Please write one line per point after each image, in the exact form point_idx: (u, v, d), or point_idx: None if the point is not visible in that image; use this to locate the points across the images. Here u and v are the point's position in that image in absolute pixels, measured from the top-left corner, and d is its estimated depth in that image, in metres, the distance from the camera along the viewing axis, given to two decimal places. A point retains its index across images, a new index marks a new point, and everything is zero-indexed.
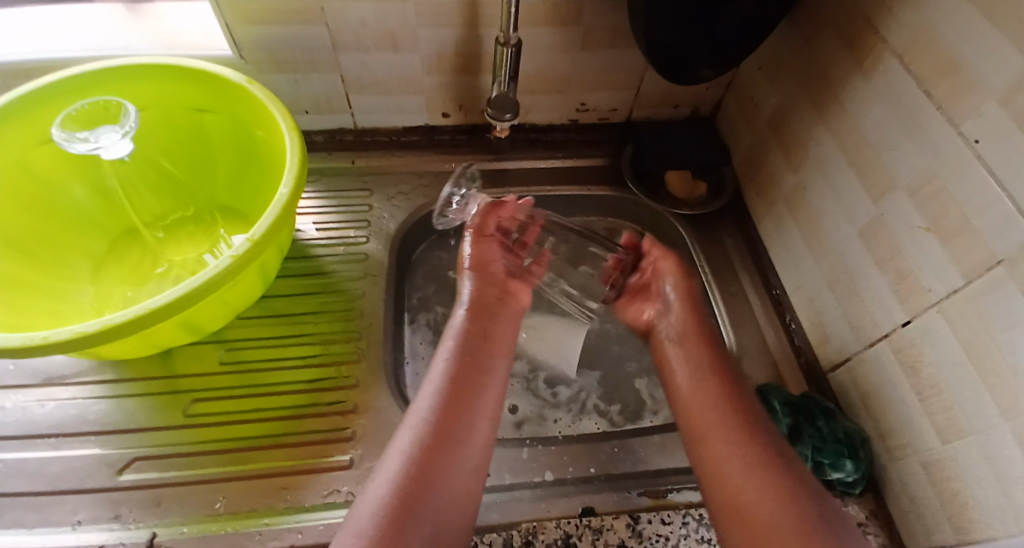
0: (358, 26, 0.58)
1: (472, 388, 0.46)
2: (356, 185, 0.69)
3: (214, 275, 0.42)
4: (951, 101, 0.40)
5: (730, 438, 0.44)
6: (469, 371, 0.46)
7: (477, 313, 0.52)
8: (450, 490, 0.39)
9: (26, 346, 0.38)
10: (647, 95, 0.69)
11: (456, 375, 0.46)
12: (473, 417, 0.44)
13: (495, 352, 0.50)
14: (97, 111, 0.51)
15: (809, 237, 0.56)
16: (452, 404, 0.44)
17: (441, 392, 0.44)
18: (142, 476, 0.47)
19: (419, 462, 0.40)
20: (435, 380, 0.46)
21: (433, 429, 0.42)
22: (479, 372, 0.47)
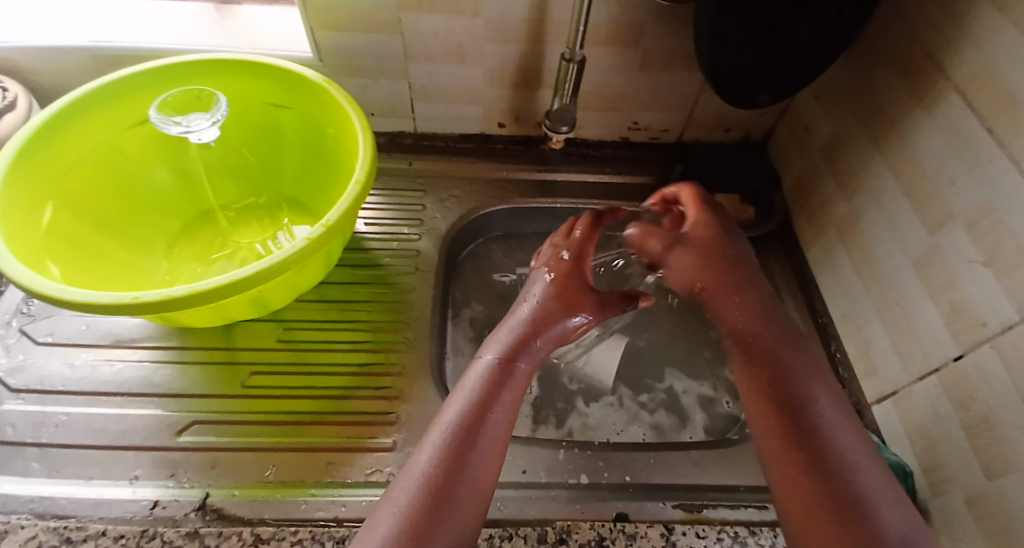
0: (430, 37, 0.61)
1: (496, 420, 0.42)
2: (411, 186, 0.73)
3: (290, 255, 0.45)
4: (1012, 138, 0.40)
5: (805, 426, 0.39)
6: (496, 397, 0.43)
7: (519, 342, 0.47)
8: (459, 528, 0.36)
9: (118, 304, 0.41)
10: (700, 118, 0.70)
11: (482, 403, 0.42)
12: (492, 448, 0.41)
13: (521, 382, 0.46)
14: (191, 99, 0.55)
15: (860, 267, 0.56)
16: (470, 432, 0.40)
17: (460, 420, 0.41)
18: (200, 439, 0.50)
19: (431, 492, 0.37)
20: (457, 406, 0.42)
21: (450, 454, 0.39)
22: (507, 411, 0.43)
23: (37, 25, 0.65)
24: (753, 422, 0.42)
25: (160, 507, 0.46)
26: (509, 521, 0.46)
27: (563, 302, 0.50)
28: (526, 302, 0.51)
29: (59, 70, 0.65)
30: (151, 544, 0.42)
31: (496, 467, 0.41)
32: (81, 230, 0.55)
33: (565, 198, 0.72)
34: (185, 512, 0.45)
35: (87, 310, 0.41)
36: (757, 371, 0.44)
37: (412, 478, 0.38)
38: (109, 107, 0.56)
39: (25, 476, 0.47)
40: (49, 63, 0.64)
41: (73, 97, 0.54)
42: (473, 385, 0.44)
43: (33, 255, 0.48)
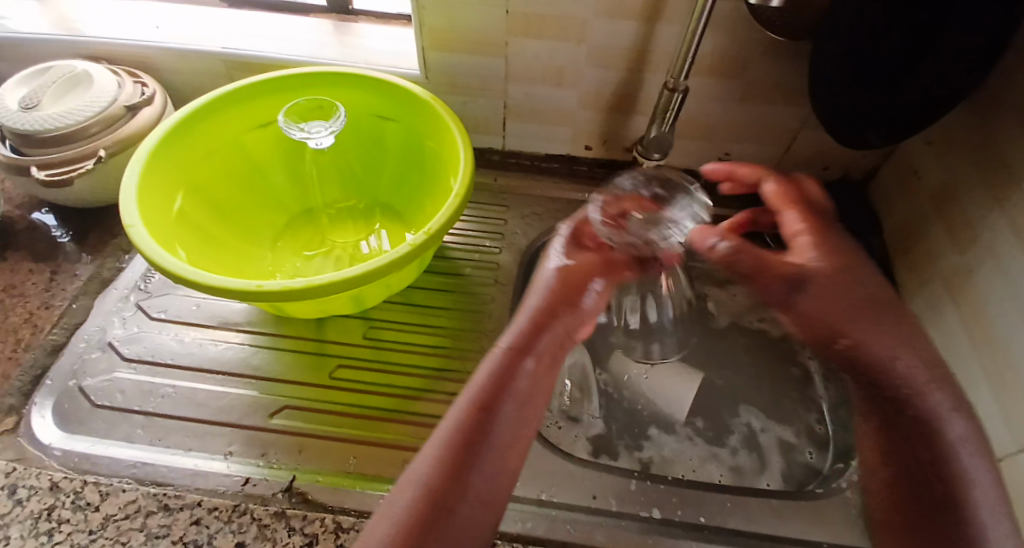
0: (532, 59, 0.63)
1: (501, 420, 0.34)
2: (494, 201, 0.75)
3: (393, 259, 0.47)
4: None
5: (941, 518, 0.31)
6: (514, 381, 0.35)
7: (535, 325, 0.37)
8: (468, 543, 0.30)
9: (242, 291, 0.45)
10: (796, 154, 0.69)
11: (489, 401, 0.34)
12: (506, 439, 0.34)
13: (534, 382, 0.36)
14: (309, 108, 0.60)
15: (969, 324, 0.53)
16: (478, 432, 0.33)
17: (462, 422, 0.33)
18: (289, 423, 0.53)
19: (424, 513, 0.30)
20: (455, 409, 0.34)
21: (455, 455, 0.32)
22: (516, 413, 0.35)
23: (179, 31, 0.72)
24: (876, 502, 0.37)
25: (251, 484, 0.48)
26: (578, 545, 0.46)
27: (591, 264, 0.40)
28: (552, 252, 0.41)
29: (193, 71, 0.72)
30: (242, 519, 0.45)
31: (515, 463, 0.34)
32: (203, 218, 0.60)
33: None
34: (272, 492, 0.48)
35: (213, 292, 0.44)
36: (871, 446, 0.37)
37: (397, 509, 0.31)
38: (236, 108, 0.62)
39: (131, 440, 0.51)
40: (186, 64, 0.71)
41: (210, 98, 0.59)
42: (480, 380, 0.35)
43: (165, 238, 0.53)
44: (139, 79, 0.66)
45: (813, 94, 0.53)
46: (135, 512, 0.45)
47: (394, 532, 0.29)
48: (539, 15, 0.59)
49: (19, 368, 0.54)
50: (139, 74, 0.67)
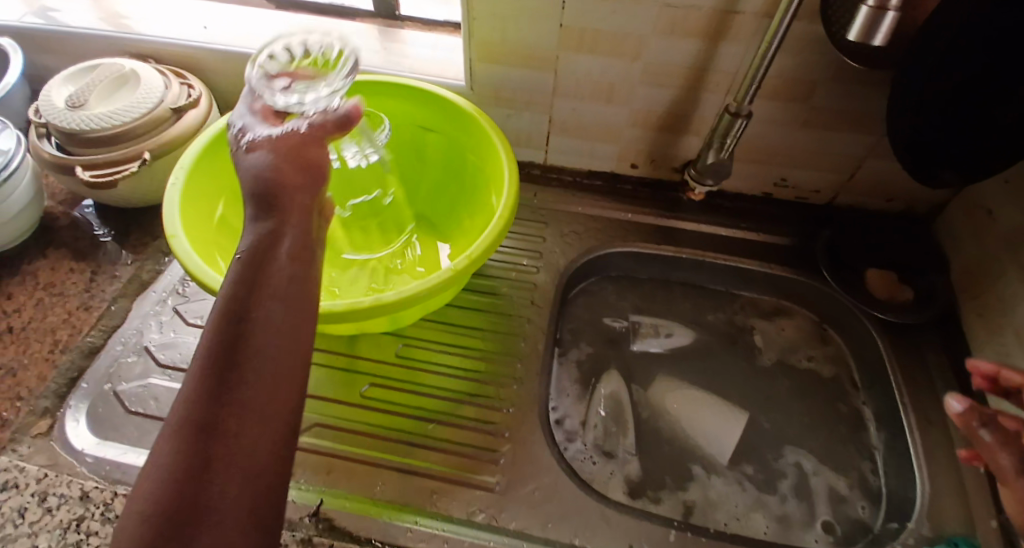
0: (583, 75, 0.61)
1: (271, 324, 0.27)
2: (534, 217, 0.73)
3: (432, 283, 0.46)
4: None
5: None
6: (238, 292, 0.28)
7: (260, 242, 0.31)
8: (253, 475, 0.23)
9: None
10: (858, 183, 0.65)
11: (236, 305, 0.28)
12: (287, 340, 0.27)
13: (291, 283, 0.30)
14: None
15: None
16: (253, 344, 0.26)
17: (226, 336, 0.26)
18: (317, 442, 0.52)
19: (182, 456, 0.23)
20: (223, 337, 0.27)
21: (213, 398, 0.24)
22: (287, 313, 0.28)
23: (225, 32, 0.71)
24: None
25: None
26: None
27: (288, 220, 0.33)
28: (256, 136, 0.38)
29: (237, 73, 0.71)
30: None
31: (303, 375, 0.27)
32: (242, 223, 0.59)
33: (691, 249, 0.69)
34: (299, 515, 0.47)
35: None
36: None
37: (154, 469, 0.23)
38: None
39: None
40: (231, 66, 0.70)
41: None
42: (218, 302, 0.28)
43: (206, 248, 0.52)
44: (185, 79, 0.66)
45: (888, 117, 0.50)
46: None
47: (157, 485, 0.22)
48: (594, 30, 0.56)
49: (55, 370, 0.54)
50: (185, 75, 0.67)
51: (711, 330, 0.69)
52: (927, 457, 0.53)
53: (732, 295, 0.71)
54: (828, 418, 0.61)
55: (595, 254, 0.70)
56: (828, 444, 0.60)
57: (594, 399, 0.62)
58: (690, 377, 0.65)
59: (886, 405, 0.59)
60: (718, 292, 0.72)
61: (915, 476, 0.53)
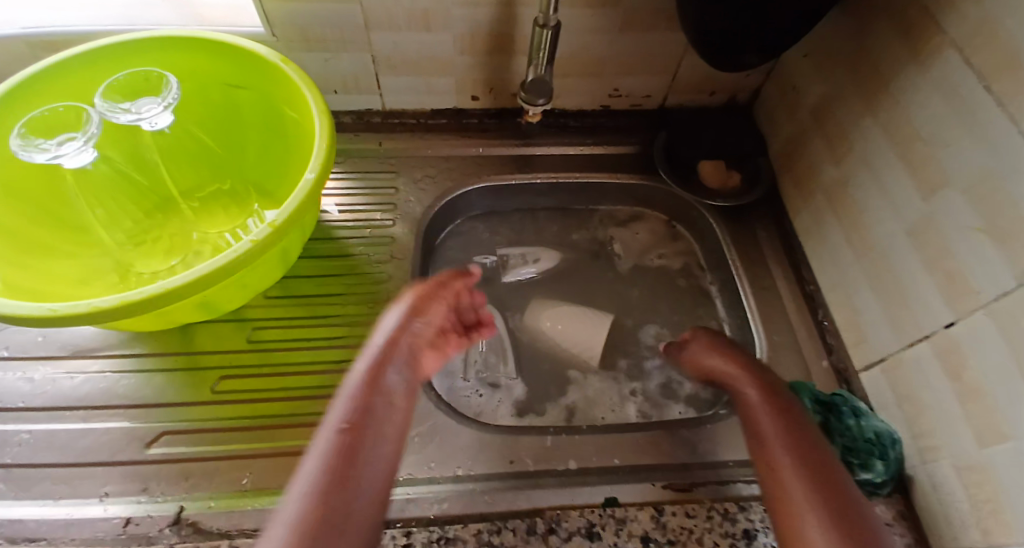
0: (393, 4, 0.57)
1: (393, 386, 0.42)
2: (383, 168, 0.68)
3: (236, 256, 0.42)
4: (1013, 97, 0.38)
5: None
6: (367, 409, 0.39)
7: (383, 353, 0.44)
8: (382, 480, 0.38)
9: (47, 317, 0.38)
10: (683, 80, 0.67)
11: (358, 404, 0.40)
12: (347, 476, 0.36)
13: (388, 394, 0.41)
14: (62, 115, 0.49)
15: (850, 235, 0.55)
16: (375, 410, 0.40)
17: (360, 392, 0.40)
18: (170, 450, 0.48)
19: (334, 460, 0.36)
20: (344, 405, 0.40)
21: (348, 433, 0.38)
22: (405, 388, 0.43)
23: None
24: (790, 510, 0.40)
25: (132, 525, 0.44)
26: (497, 514, 0.45)
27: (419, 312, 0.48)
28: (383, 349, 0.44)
29: None
30: None
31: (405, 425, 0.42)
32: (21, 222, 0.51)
33: (546, 174, 0.69)
34: (159, 528, 0.44)
35: (16, 324, 0.38)
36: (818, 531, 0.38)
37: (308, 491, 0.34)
38: (47, 92, 0.52)
39: None
40: None
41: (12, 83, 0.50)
42: (353, 389, 0.41)
43: None
44: None
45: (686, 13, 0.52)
46: None
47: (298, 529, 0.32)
48: None
49: None
50: None
51: (574, 247, 0.70)
52: (765, 321, 0.59)
53: (590, 211, 0.73)
54: (689, 305, 0.66)
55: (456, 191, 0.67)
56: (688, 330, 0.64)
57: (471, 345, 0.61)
58: (560, 296, 0.66)
59: (729, 285, 0.64)
60: (577, 211, 0.73)
61: (756, 340, 0.59)
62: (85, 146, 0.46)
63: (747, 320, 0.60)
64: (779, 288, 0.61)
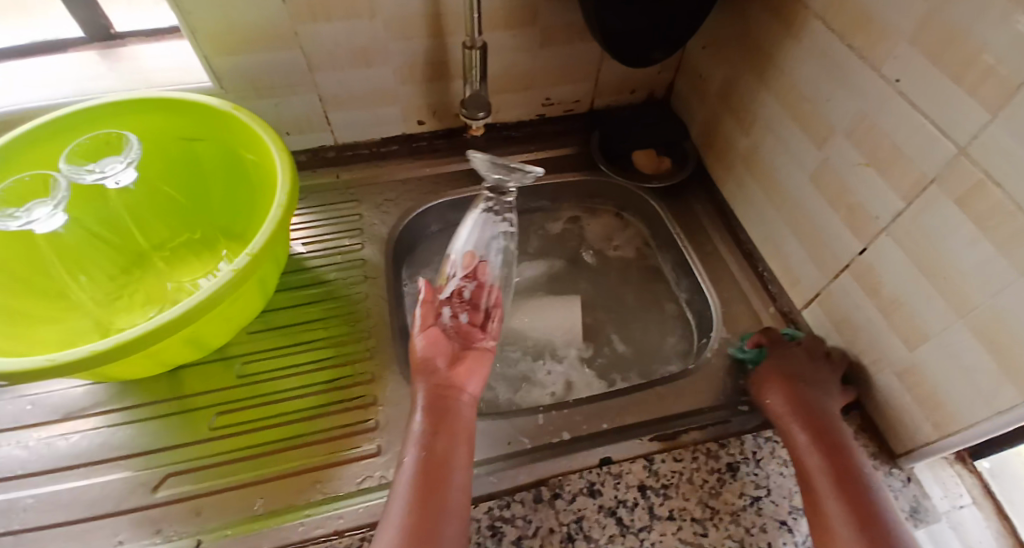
0: (333, 46, 0.61)
1: (435, 446, 0.45)
2: (343, 198, 0.71)
3: (216, 288, 0.45)
4: (869, 50, 0.47)
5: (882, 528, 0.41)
6: (433, 462, 0.44)
7: (435, 401, 0.48)
8: (454, 532, 0.41)
9: (44, 368, 0.40)
10: (606, 83, 0.76)
11: (426, 458, 0.44)
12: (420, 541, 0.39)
13: (450, 438, 0.45)
14: (34, 186, 0.52)
15: (768, 193, 0.63)
16: (429, 480, 0.42)
17: (416, 473, 0.43)
18: (176, 490, 0.49)
19: (412, 539, 0.39)
20: (404, 481, 0.43)
21: (420, 480, 0.42)
22: (452, 441, 0.45)
23: None
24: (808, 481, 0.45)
25: None
26: (504, 490, 0.48)
27: (436, 353, 0.50)
28: (416, 416, 0.47)
29: None
30: None
31: (461, 469, 0.44)
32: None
33: None
34: None
35: (11, 378, 0.40)
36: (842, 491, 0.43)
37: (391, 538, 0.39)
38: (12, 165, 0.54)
39: None
40: None
41: None
42: (414, 448, 0.45)
43: None
44: None
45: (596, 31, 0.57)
46: None
47: None
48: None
49: None
50: None
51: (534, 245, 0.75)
52: (714, 282, 0.65)
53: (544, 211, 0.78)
54: (646, 282, 0.71)
55: (517, 164, 0.64)
56: (651, 302, 0.70)
57: (472, 213, 0.64)
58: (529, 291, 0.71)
59: (677, 256, 0.70)
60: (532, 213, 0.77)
61: (709, 299, 0.64)
62: (55, 210, 0.48)
63: (698, 285, 0.66)
64: (721, 252, 0.68)
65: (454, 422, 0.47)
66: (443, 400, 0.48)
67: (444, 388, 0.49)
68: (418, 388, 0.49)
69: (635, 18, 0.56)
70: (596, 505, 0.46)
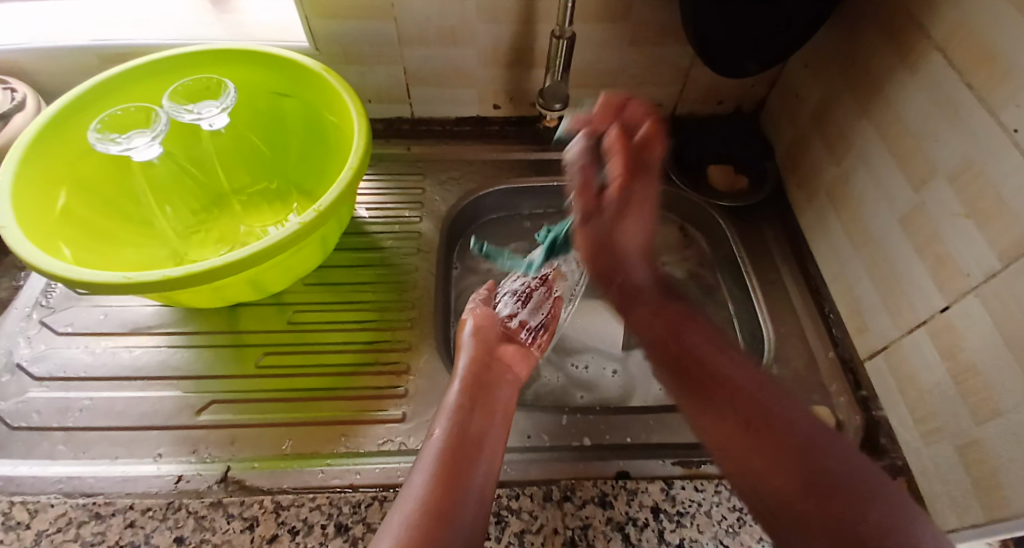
0: (424, 21, 0.62)
1: (469, 421, 0.45)
2: (411, 170, 0.73)
3: (282, 237, 0.47)
4: (990, 92, 0.42)
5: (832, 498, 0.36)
6: (465, 436, 0.43)
7: (473, 379, 0.48)
8: (477, 510, 0.39)
9: (122, 284, 0.44)
10: (692, 90, 0.73)
11: (458, 430, 0.44)
12: (440, 505, 0.38)
13: (481, 417, 0.45)
14: (135, 117, 0.56)
15: (850, 230, 0.59)
16: (459, 451, 0.42)
17: (447, 443, 0.42)
18: (218, 417, 0.53)
19: (437, 506, 0.38)
20: (433, 447, 0.42)
21: (449, 449, 0.42)
22: (485, 422, 0.45)
23: (29, 26, 0.66)
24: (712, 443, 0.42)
25: (183, 481, 0.48)
26: (515, 481, 0.48)
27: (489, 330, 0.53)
28: (452, 389, 0.48)
29: (61, 72, 0.66)
30: (177, 515, 0.45)
31: (491, 450, 0.44)
32: (92, 211, 0.57)
33: (563, 176, 0.73)
34: (207, 485, 0.48)
35: (92, 288, 0.43)
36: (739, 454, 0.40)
37: (414, 496, 0.38)
38: (122, 96, 0.59)
39: (53, 457, 0.50)
40: (48, 66, 0.65)
41: (90, 86, 0.56)
42: (446, 418, 0.45)
43: (46, 236, 0.51)
44: (6, 84, 0.61)
45: (696, 29, 0.55)
46: (66, 525, 0.44)
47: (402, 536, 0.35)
48: None
49: None
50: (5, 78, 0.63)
51: None
52: (772, 314, 0.62)
53: None
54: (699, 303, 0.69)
55: None
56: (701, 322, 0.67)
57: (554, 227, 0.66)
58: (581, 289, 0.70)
59: (738, 281, 0.67)
60: None
61: (763, 331, 0.62)
62: (151, 141, 0.52)
63: (755, 315, 0.64)
64: (786, 284, 0.64)
65: (490, 404, 0.47)
66: (481, 384, 0.48)
67: (483, 363, 0.50)
68: (460, 362, 0.50)
69: (729, 30, 0.54)
70: (605, 516, 0.46)
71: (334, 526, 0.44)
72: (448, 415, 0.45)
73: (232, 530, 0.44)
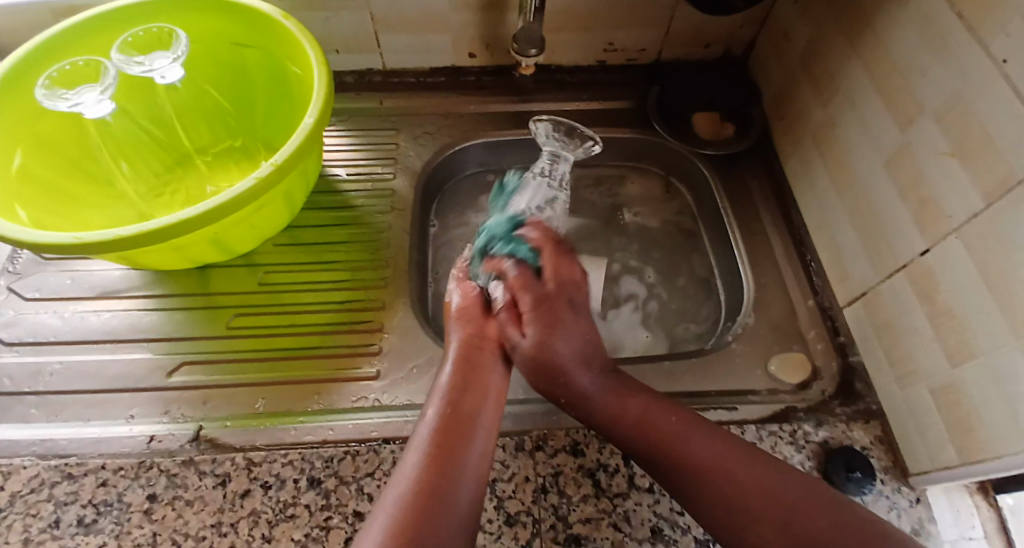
0: None
1: (462, 400, 0.43)
2: (383, 125, 0.71)
3: (240, 193, 0.45)
4: (980, 22, 0.40)
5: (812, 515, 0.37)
6: (456, 417, 0.42)
7: (466, 356, 0.47)
8: (471, 493, 0.38)
9: (75, 245, 0.42)
10: (676, 33, 0.70)
11: (450, 410, 0.42)
12: (432, 489, 0.37)
13: (475, 396, 0.44)
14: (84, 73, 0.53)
15: (834, 174, 0.57)
16: (453, 432, 0.41)
17: (440, 424, 0.41)
18: (190, 378, 0.52)
19: (427, 489, 0.37)
20: (426, 429, 0.41)
21: (441, 431, 0.41)
22: (478, 400, 0.44)
23: None
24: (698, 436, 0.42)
25: (156, 440, 0.47)
26: None
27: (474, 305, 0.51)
28: (445, 369, 0.46)
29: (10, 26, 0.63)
30: (149, 473, 0.45)
31: (486, 430, 0.42)
32: (52, 172, 0.56)
33: None
34: (179, 444, 0.47)
35: (45, 250, 0.42)
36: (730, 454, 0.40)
37: (406, 480, 0.37)
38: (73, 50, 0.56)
39: (25, 420, 0.49)
40: None
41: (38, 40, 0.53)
42: (439, 400, 0.43)
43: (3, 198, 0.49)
44: None
45: None
46: (39, 486, 0.44)
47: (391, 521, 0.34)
48: None
49: None
50: None
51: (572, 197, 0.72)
52: (753, 263, 0.61)
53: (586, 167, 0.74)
54: (680, 255, 0.68)
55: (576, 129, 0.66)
56: (683, 274, 0.66)
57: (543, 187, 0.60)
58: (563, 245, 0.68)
59: (721, 231, 0.66)
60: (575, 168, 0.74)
61: (744, 281, 0.60)
62: (101, 96, 0.50)
63: (736, 266, 0.62)
64: (768, 233, 0.63)
65: (482, 381, 0.45)
66: (474, 361, 0.46)
67: (474, 341, 0.48)
68: (452, 340, 0.49)
69: None
70: (577, 464, 0.46)
71: (307, 480, 0.44)
72: (440, 397, 0.44)
73: (204, 487, 0.44)
